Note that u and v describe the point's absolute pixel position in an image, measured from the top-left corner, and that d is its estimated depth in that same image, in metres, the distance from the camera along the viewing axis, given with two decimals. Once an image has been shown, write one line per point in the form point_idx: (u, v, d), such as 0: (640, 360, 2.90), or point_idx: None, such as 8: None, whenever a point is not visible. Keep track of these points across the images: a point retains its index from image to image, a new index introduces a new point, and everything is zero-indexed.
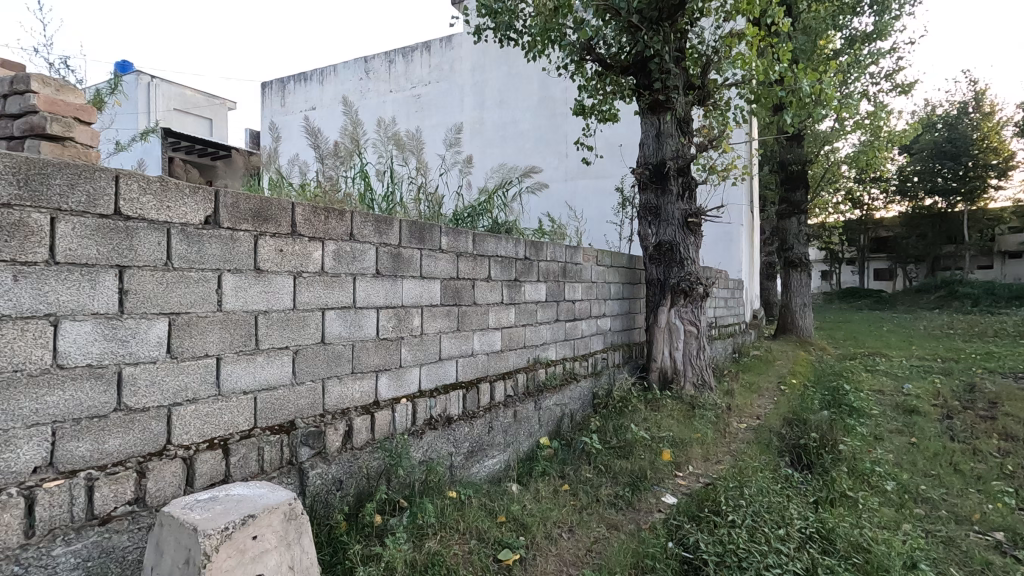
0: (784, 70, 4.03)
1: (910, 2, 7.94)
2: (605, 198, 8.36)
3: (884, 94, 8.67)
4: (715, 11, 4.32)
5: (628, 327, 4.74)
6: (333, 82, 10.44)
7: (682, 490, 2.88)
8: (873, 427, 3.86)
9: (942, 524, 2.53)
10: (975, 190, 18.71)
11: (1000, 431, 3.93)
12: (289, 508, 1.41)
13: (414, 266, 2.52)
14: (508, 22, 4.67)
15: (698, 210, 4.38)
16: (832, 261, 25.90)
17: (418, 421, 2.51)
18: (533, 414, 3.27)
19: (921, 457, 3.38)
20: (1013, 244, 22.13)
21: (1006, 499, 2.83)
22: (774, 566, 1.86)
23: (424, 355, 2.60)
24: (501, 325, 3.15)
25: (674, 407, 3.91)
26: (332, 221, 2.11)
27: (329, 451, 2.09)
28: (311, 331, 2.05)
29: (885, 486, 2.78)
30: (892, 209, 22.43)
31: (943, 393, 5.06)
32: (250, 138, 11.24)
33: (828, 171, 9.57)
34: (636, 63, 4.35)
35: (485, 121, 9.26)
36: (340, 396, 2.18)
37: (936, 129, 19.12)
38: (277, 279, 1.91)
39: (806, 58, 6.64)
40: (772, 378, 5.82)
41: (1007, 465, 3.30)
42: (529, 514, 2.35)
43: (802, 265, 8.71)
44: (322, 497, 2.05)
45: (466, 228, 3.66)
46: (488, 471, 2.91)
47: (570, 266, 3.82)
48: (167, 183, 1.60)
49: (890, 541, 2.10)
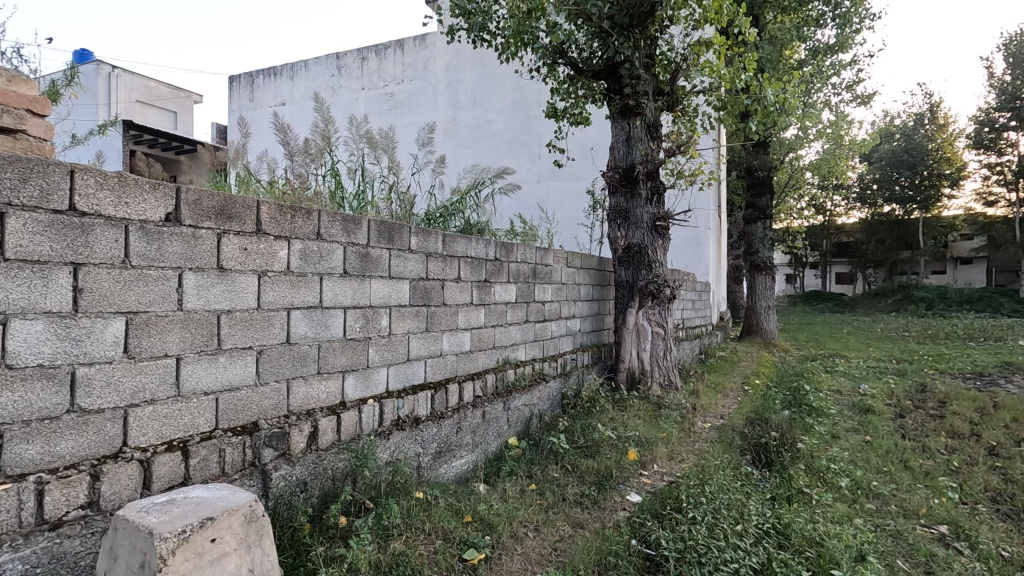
0: (750, 79, 4.14)
1: (870, 17, 8.28)
2: (576, 199, 8.46)
3: (845, 105, 9.01)
4: (684, 19, 4.39)
5: (597, 327, 4.81)
6: (304, 77, 10.27)
7: (646, 488, 2.92)
8: (830, 425, 4.01)
9: (891, 518, 2.63)
10: (930, 199, 19.61)
11: (947, 430, 4.11)
12: (249, 510, 1.40)
13: (383, 265, 2.51)
14: (482, 23, 4.68)
15: (667, 214, 4.48)
16: (796, 266, 26.74)
17: (386, 421, 2.51)
18: (502, 414, 3.29)
19: (873, 454, 3.51)
20: (964, 250, 23.34)
21: (950, 493, 2.96)
22: (731, 561, 1.91)
23: (393, 355, 2.60)
24: (470, 325, 3.16)
25: (640, 407, 3.98)
26: (299, 220, 2.08)
27: (293, 452, 2.06)
28: (275, 331, 2.02)
29: (839, 483, 2.89)
30: (852, 214, 23.30)
31: (896, 393, 5.27)
32: (216, 133, 10.99)
33: (792, 178, 9.85)
34: (607, 68, 4.42)
35: (459, 121, 9.25)
36: (305, 397, 2.15)
37: (893, 139, 20.04)
38: (241, 278, 1.88)
39: (771, 67, 6.87)
40: (736, 378, 5.98)
41: (954, 461, 3.46)
42: (495, 514, 2.36)
43: (767, 269, 8.95)
44: (285, 499, 2.03)
45: (438, 228, 3.65)
46: (456, 472, 2.91)
47: (540, 268, 3.86)
48: (126, 178, 1.56)
49: (842, 535, 2.18)
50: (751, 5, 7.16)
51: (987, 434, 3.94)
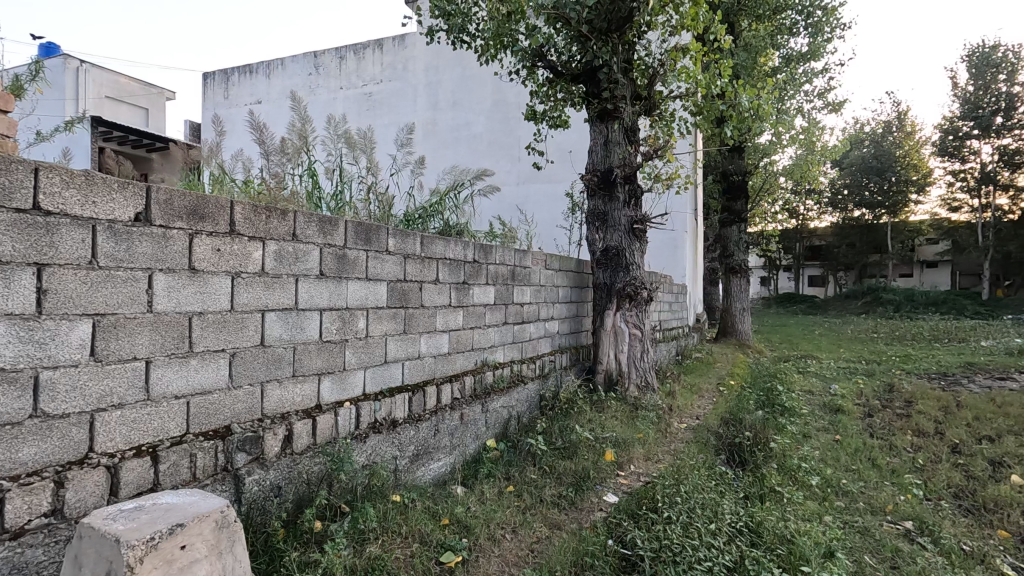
0: (725, 85, 4.22)
1: (841, 26, 8.50)
2: (556, 202, 8.52)
3: (817, 111, 9.23)
4: (662, 25, 4.45)
5: (575, 329, 4.84)
6: (280, 75, 10.12)
7: (623, 489, 2.95)
8: (802, 425, 4.11)
9: (859, 515, 2.70)
10: (898, 204, 20.21)
11: (913, 428, 4.23)
12: (221, 515, 1.37)
13: (360, 267, 2.49)
14: (461, 25, 4.68)
15: (644, 217, 4.53)
16: (770, 268, 27.28)
17: (363, 424, 2.48)
18: (480, 416, 3.28)
19: (843, 453, 3.59)
20: (930, 254, 24.11)
21: (915, 490, 3.05)
22: (705, 559, 1.94)
23: (370, 357, 2.58)
24: (449, 327, 3.15)
25: (618, 408, 4.02)
26: (273, 221, 2.06)
27: (267, 456, 2.03)
28: (249, 333, 1.99)
29: (810, 481, 2.95)
30: (824, 218, 23.86)
31: (864, 392, 5.42)
32: (190, 131, 10.77)
33: (766, 182, 10.05)
34: (585, 72, 4.46)
35: (438, 122, 9.22)
36: (280, 400, 2.12)
37: (863, 145, 20.61)
38: (213, 279, 1.85)
39: (746, 73, 7.02)
40: (712, 379, 6.08)
41: (919, 458, 3.56)
42: (473, 516, 2.36)
43: (742, 271, 9.11)
44: (258, 504, 2.00)
45: (417, 229, 3.63)
46: (434, 474, 2.90)
47: (519, 270, 3.87)
48: (94, 177, 1.52)
49: (812, 533, 2.23)
50: (726, 12, 7.43)
51: (950, 433, 4.07)
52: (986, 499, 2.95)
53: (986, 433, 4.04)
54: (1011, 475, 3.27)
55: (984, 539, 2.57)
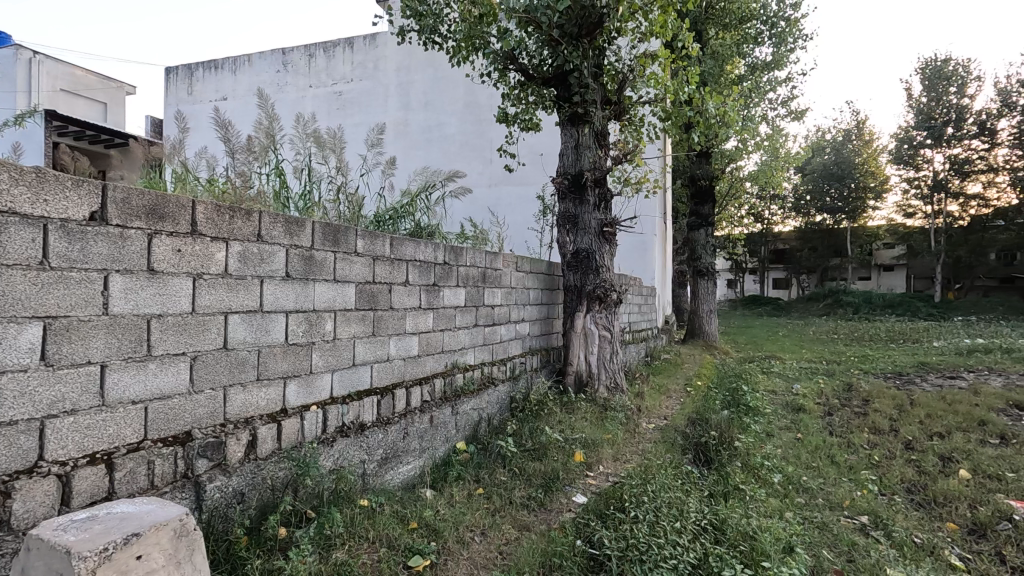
0: (693, 92, 4.32)
1: (803, 37, 8.78)
2: (527, 204, 8.56)
3: (781, 119, 9.52)
4: (631, 31, 4.51)
5: (546, 331, 4.86)
6: (247, 72, 9.90)
7: (592, 489, 2.99)
8: (766, 424, 4.23)
9: (819, 510, 2.79)
10: (857, 210, 20.98)
11: (870, 426, 4.40)
12: (179, 524, 1.33)
13: (327, 269, 2.45)
14: (432, 26, 4.66)
15: (613, 220, 4.59)
16: (737, 272, 27.95)
17: (330, 428, 2.45)
18: (450, 419, 3.27)
19: (803, 451, 3.71)
20: (887, 258, 25.10)
21: (871, 485, 3.16)
22: (671, 557, 1.97)
23: (337, 360, 2.54)
24: (418, 329, 3.13)
25: (587, 409, 4.06)
26: (237, 221, 2.01)
27: (229, 462, 1.98)
28: (211, 336, 1.94)
29: (771, 478, 3.04)
30: (788, 223, 24.59)
31: (825, 392, 5.61)
32: (152, 127, 10.44)
33: (732, 187, 10.28)
34: (556, 76, 4.49)
35: (410, 122, 9.16)
36: (243, 404, 2.08)
37: (825, 153, 21.32)
38: (173, 281, 1.79)
39: (713, 81, 7.18)
40: (680, 380, 6.20)
41: (875, 455, 3.70)
42: (441, 519, 2.35)
43: (709, 274, 9.31)
44: (220, 512, 1.94)
45: (387, 231, 3.60)
46: (403, 478, 2.88)
47: (490, 272, 3.87)
48: (45, 174, 1.46)
49: (773, 529, 2.29)
50: (694, 21, 7.61)
51: (903, 430, 4.24)
52: (936, 493, 3.08)
53: (936, 430, 4.22)
54: (959, 469, 3.43)
55: (934, 532, 2.68)
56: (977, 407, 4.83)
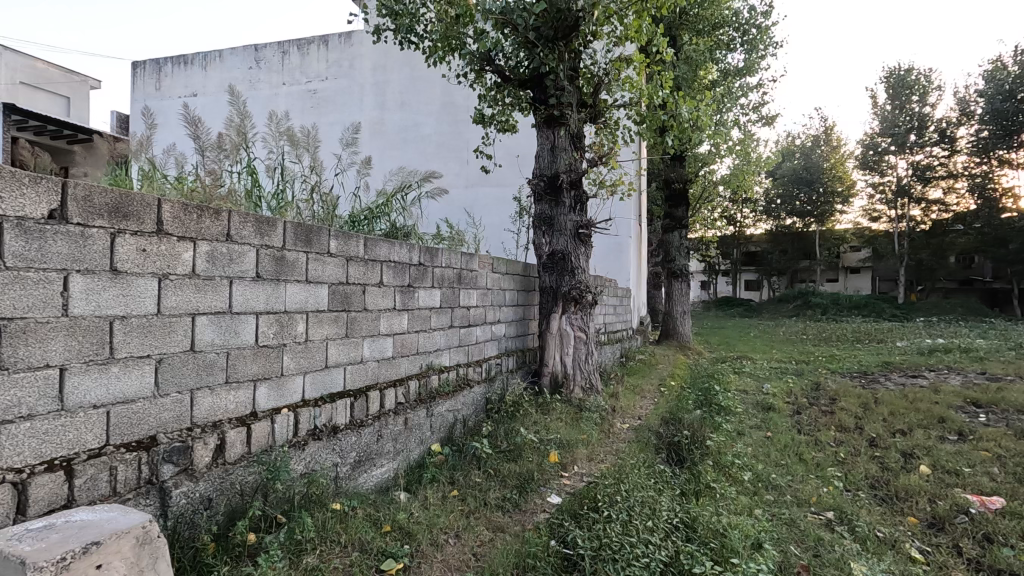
0: (667, 96, 4.44)
1: (774, 44, 9.00)
2: (504, 206, 8.58)
3: (752, 124, 9.72)
4: (607, 35, 4.55)
5: (521, 332, 4.87)
6: (218, 68, 9.69)
7: (566, 489, 3.00)
8: (737, 423, 4.31)
9: (787, 507, 2.85)
10: (825, 213, 21.55)
11: (836, 424, 4.52)
12: (142, 531, 1.30)
13: (299, 269, 2.42)
14: (409, 25, 4.63)
15: (589, 222, 4.62)
16: (710, 273, 28.46)
17: (301, 431, 2.41)
18: (425, 421, 3.24)
19: (773, 449, 3.79)
20: (853, 261, 25.84)
21: (836, 482, 3.25)
22: (643, 555, 1.99)
23: (309, 362, 2.50)
24: (393, 331, 3.10)
25: (563, 410, 4.08)
26: (206, 221, 1.97)
27: (196, 468, 1.93)
28: (178, 338, 1.89)
29: (742, 477, 3.10)
30: (759, 226, 25.14)
31: (794, 391, 5.74)
32: (117, 122, 10.16)
33: (706, 190, 10.45)
34: (533, 78, 4.51)
35: (386, 122, 9.08)
36: (211, 408, 2.03)
37: (794, 157, 21.86)
38: (137, 281, 1.74)
39: (687, 85, 7.29)
40: (654, 380, 6.28)
41: (841, 452, 3.80)
42: (415, 522, 2.33)
43: (682, 276, 9.46)
44: (186, 518, 1.89)
45: (362, 231, 3.56)
46: (376, 481, 2.85)
47: (465, 273, 3.86)
48: (2, 170, 1.41)
49: (742, 526, 2.33)
50: (669, 26, 7.73)
51: (868, 427, 4.37)
52: (897, 488, 3.18)
53: (899, 427, 4.36)
54: (920, 465, 3.55)
55: (895, 526, 2.77)
56: (937, 404, 5.01)
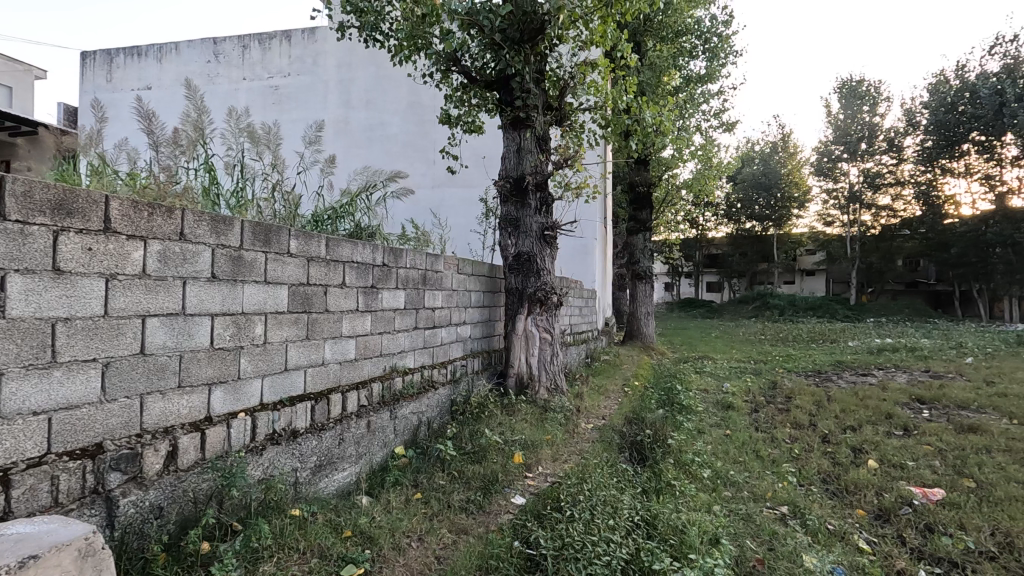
0: (631, 101, 4.51)
1: (734, 52, 9.26)
2: (470, 207, 8.57)
3: (714, 130, 9.97)
4: (572, 39, 4.60)
5: (487, 333, 4.87)
6: (174, 61, 9.35)
7: (530, 490, 3.02)
8: (698, 422, 4.42)
9: (744, 503, 2.94)
10: (783, 217, 22.30)
11: (792, 421, 4.68)
12: (85, 543, 1.24)
13: (258, 270, 2.35)
14: (374, 23, 4.58)
15: (554, 224, 4.65)
16: (674, 275, 29.07)
17: (259, 436, 2.35)
18: (388, 423, 3.21)
19: (732, 447, 3.89)
20: (809, 264, 26.81)
21: (791, 477, 3.36)
22: (604, 554, 2.01)
23: (268, 365, 2.44)
24: (355, 332, 3.06)
25: (528, 411, 4.10)
26: (157, 219, 1.90)
27: (145, 475, 1.86)
28: (127, 340, 1.82)
29: (701, 474, 3.17)
30: (721, 229, 25.82)
31: (753, 390, 5.91)
32: (65, 114, 9.70)
33: (669, 194, 10.67)
34: (499, 80, 4.52)
35: (351, 120, 8.93)
36: (162, 413, 1.95)
37: (754, 163, 22.56)
38: (82, 282, 1.67)
39: (651, 91, 7.43)
40: (619, 380, 6.37)
41: (795, 448, 3.93)
42: (377, 526, 2.30)
43: (646, 278, 9.63)
44: (135, 528, 1.82)
45: (326, 231, 3.50)
46: (338, 486, 2.80)
47: (430, 273, 3.83)
48: None
49: (700, 523, 2.39)
50: (633, 32, 7.87)
51: (821, 424, 4.54)
52: (847, 483, 3.31)
53: (849, 423, 4.54)
54: (868, 459, 3.70)
55: (845, 519, 2.88)
56: (885, 401, 5.24)
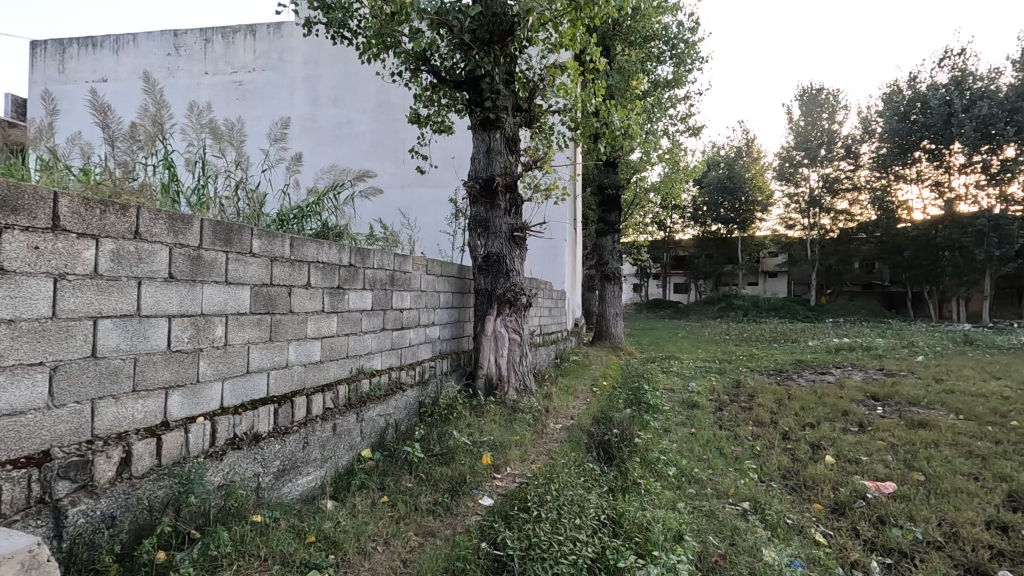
0: (600, 104, 4.55)
1: (700, 59, 9.47)
2: (440, 207, 8.53)
3: (680, 134, 10.17)
4: (542, 41, 4.62)
5: (456, 335, 4.85)
6: (131, 53, 9.02)
7: (498, 491, 3.02)
8: (664, 420, 4.50)
9: (707, 499, 3.00)
10: (747, 221, 22.90)
11: (754, 419, 4.81)
12: (30, 556, 1.18)
13: (218, 270, 2.29)
14: (342, 20, 4.50)
15: (524, 225, 4.67)
16: (642, 276, 29.52)
17: (219, 440, 2.28)
18: (355, 426, 3.16)
19: (696, 445, 3.97)
20: (771, 266, 27.60)
21: (753, 474, 3.45)
22: (570, 554, 2.02)
23: (229, 368, 2.38)
24: (321, 334, 3.00)
25: (496, 412, 4.09)
26: (111, 217, 1.83)
27: (97, 484, 1.79)
28: (78, 343, 1.74)
29: (667, 472, 3.22)
30: (687, 231, 26.34)
31: (717, 389, 6.05)
32: (13, 106, 9.25)
33: (637, 196, 10.83)
34: (469, 80, 4.51)
35: (318, 118, 8.77)
36: (115, 418, 1.88)
37: (719, 167, 23.10)
38: (28, 282, 1.60)
39: (620, 94, 7.52)
40: (587, 380, 6.43)
41: (757, 446, 4.04)
42: (342, 531, 2.27)
43: (615, 279, 9.75)
44: (86, 539, 1.75)
45: (291, 230, 3.43)
46: (302, 490, 2.74)
47: (398, 274, 3.79)
48: None
49: (665, 520, 2.43)
50: (602, 36, 7.96)
51: (781, 421, 4.68)
52: (806, 478, 3.42)
53: (808, 420, 4.70)
54: (826, 455, 3.83)
55: (803, 512, 2.98)
56: (842, 399, 5.44)
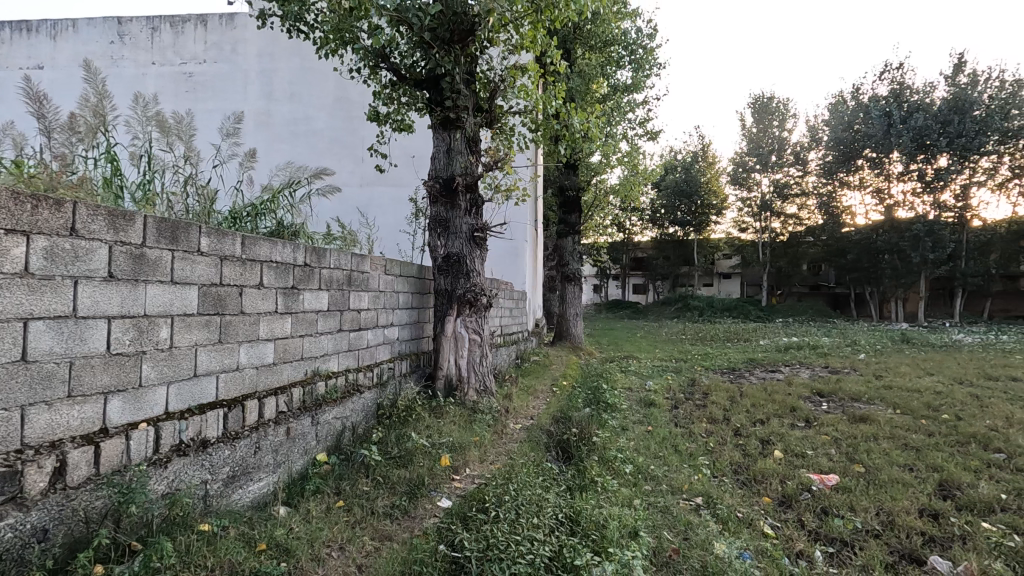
0: (560, 106, 4.59)
1: (658, 64, 9.68)
2: (400, 206, 8.45)
3: (639, 138, 10.37)
4: (502, 42, 4.62)
5: (416, 336, 4.80)
6: (69, 39, 8.53)
7: (456, 492, 3.01)
8: (622, 419, 4.58)
9: (662, 495, 3.07)
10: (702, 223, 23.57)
11: (708, 416, 4.95)
12: None
13: (163, 269, 2.19)
14: (297, 13, 4.38)
15: (484, 225, 4.66)
16: (603, 277, 29.98)
17: (163, 447, 2.18)
18: (309, 430, 3.08)
19: (652, 442, 4.06)
20: (726, 268, 28.47)
21: (706, 469, 3.55)
22: (527, 553, 2.03)
23: (175, 371, 2.28)
24: (274, 335, 2.92)
25: (456, 413, 4.07)
26: (43, 212, 1.73)
27: (28, 495, 1.69)
28: (7, 346, 1.64)
29: (624, 470, 3.28)
30: (646, 233, 26.91)
31: (673, 387, 6.21)
32: None
33: (597, 199, 10.98)
34: (429, 79, 4.47)
35: (273, 113, 8.53)
36: (48, 425, 1.77)
37: (676, 171, 23.70)
38: None
39: (580, 97, 7.61)
40: (548, 380, 6.48)
41: (710, 442, 4.16)
42: (294, 538, 2.21)
43: (575, 279, 9.87)
44: (14, 553, 1.65)
45: (243, 228, 3.32)
46: (253, 497, 2.66)
47: (356, 274, 3.72)
48: None
49: (621, 517, 2.47)
50: (563, 39, 8.04)
51: (733, 418, 4.84)
52: (755, 472, 3.54)
53: (758, 416, 4.87)
54: (775, 450, 3.98)
55: (752, 506, 3.08)
56: (790, 395, 5.66)
